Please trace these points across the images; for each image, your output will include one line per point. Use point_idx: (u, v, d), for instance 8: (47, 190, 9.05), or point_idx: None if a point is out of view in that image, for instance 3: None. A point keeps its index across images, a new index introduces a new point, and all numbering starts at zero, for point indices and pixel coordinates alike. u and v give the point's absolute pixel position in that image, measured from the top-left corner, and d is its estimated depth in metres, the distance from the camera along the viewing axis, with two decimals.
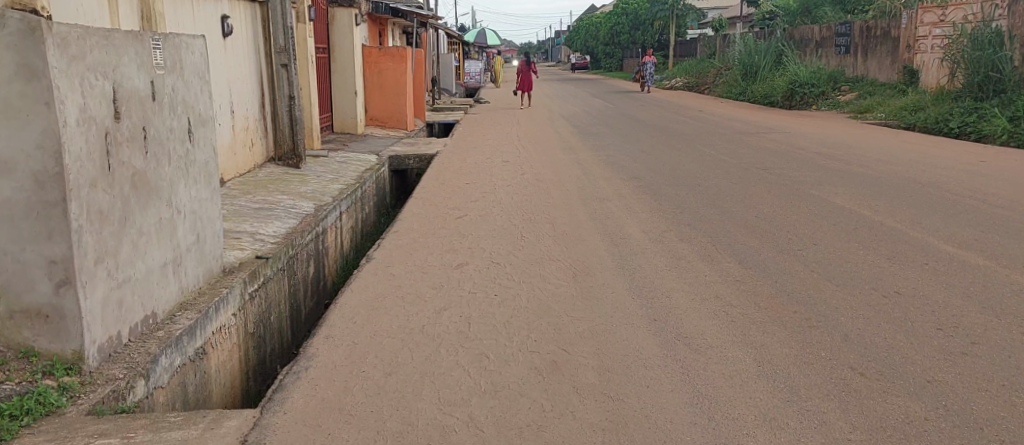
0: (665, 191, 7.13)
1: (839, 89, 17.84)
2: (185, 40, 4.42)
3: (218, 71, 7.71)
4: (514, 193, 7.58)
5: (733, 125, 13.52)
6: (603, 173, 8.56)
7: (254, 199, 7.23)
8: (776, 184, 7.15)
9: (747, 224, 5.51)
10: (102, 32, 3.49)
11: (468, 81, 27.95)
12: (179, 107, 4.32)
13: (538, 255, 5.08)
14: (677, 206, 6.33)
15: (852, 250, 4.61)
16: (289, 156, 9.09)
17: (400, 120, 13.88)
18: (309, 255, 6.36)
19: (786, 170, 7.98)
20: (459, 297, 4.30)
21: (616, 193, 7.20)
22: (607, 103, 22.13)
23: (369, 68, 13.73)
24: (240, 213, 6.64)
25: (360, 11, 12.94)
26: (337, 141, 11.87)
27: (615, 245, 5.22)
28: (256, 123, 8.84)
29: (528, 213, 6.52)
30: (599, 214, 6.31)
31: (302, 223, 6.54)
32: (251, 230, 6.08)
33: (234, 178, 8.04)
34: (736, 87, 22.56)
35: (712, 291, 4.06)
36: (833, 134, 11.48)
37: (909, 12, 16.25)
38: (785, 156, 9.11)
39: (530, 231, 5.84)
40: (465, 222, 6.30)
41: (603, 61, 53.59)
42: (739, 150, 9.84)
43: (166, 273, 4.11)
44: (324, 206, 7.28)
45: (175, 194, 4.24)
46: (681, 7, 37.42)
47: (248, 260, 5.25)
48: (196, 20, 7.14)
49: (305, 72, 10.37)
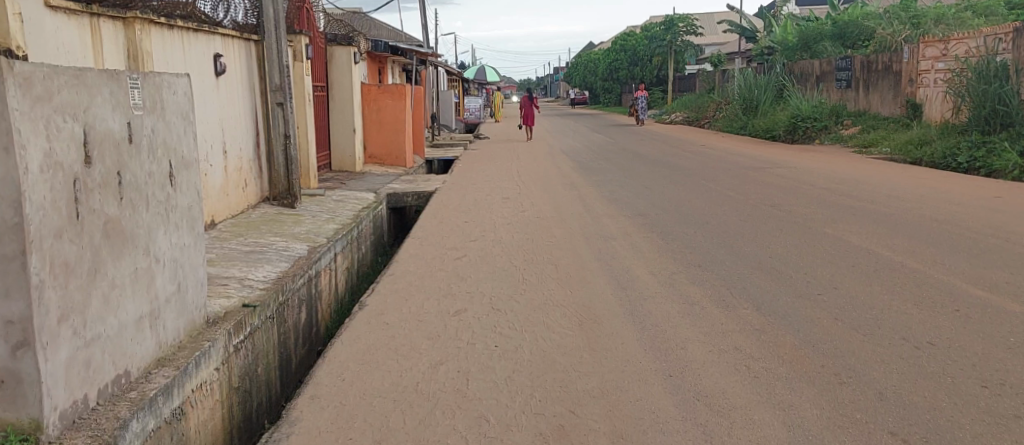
0: (672, 229, 6.87)
1: (841, 123, 17.69)
2: (167, 79, 4.21)
3: (210, 111, 7.51)
4: (514, 232, 7.32)
5: (736, 159, 13.33)
6: (607, 210, 8.30)
7: (245, 242, 6.96)
8: (786, 222, 6.89)
9: (761, 265, 5.23)
10: (71, 71, 3.26)
11: (468, 117, 27.87)
12: (159, 149, 4.08)
13: (541, 300, 4.79)
14: (686, 245, 6.07)
15: (876, 295, 4.32)
16: (284, 195, 8.88)
17: (399, 157, 13.68)
18: (300, 301, 6.08)
19: (797, 207, 7.72)
20: (457, 348, 4.00)
21: (620, 231, 6.94)
22: (607, 138, 21.98)
23: (367, 105, 13.58)
24: (229, 257, 6.36)
25: (359, 49, 12.80)
26: (333, 180, 11.62)
27: (623, 288, 4.94)
28: (250, 163, 8.61)
29: (530, 254, 6.25)
30: (604, 254, 6.04)
31: (294, 266, 6.26)
32: (239, 276, 5.80)
33: (225, 219, 7.79)
34: (737, 121, 22.46)
35: (730, 341, 3.76)
36: (840, 168, 11.26)
37: (911, 46, 16.19)
38: (793, 192, 8.86)
39: (532, 273, 5.57)
40: (463, 264, 6.03)
41: (602, 96, 53.80)
42: (745, 186, 9.60)
43: (142, 327, 3.83)
44: (318, 247, 7.01)
45: (154, 242, 3.99)
46: (680, 44, 38.01)
47: (234, 309, 4.96)
48: (186, 59, 6.96)
49: (302, 111, 10.18)
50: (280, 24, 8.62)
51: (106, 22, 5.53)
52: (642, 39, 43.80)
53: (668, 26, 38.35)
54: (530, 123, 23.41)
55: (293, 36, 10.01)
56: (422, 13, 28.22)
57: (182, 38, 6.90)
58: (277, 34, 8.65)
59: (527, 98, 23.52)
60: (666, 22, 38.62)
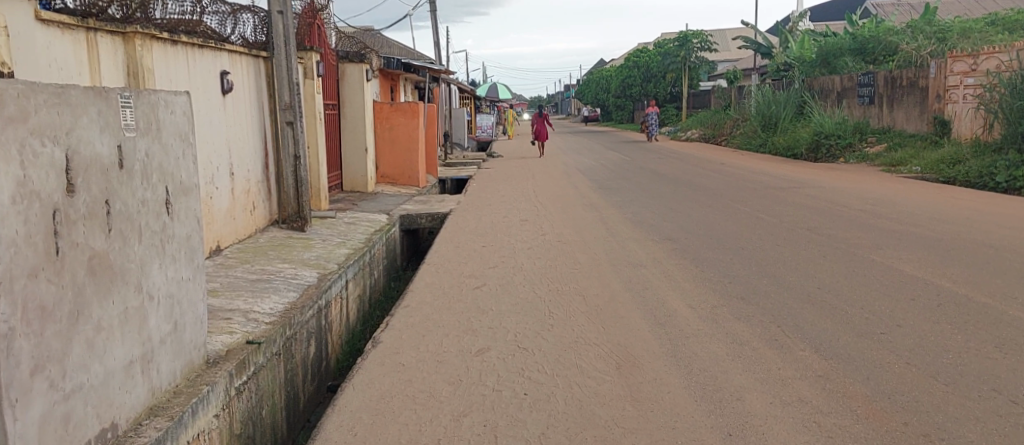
0: (705, 255, 6.44)
1: (865, 141, 17.23)
2: (166, 98, 3.87)
3: (217, 130, 7.16)
4: (536, 257, 6.91)
5: (760, 178, 12.88)
6: (632, 233, 7.87)
7: (251, 269, 6.57)
8: (827, 248, 6.44)
9: (809, 298, 4.80)
10: (53, 89, 2.92)
11: (480, 135, 27.55)
12: (154, 174, 3.73)
13: (571, 338, 4.36)
14: (724, 275, 5.63)
15: (948, 335, 3.88)
16: (293, 218, 8.53)
17: (412, 177, 13.32)
18: (309, 334, 5.67)
19: (836, 231, 7.27)
20: (482, 396, 3.58)
21: (649, 258, 6.51)
22: (624, 155, 21.57)
23: (379, 124, 13.25)
24: (234, 287, 5.96)
25: (371, 66, 12.46)
26: (345, 201, 11.25)
27: (661, 325, 4.51)
28: (259, 185, 8.25)
29: (554, 283, 5.83)
30: (635, 283, 5.61)
31: (303, 297, 5.86)
32: (245, 308, 5.40)
33: (232, 244, 7.41)
34: (756, 139, 22.03)
35: (791, 392, 3.33)
36: (872, 188, 10.79)
37: (938, 61, 15.75)
38: (828, 214, 8.40)
39: (559, 305, 5.14)
40: (483, 294, 5.62)
41: (615, 113, 53.42)
42: (775, 207, 9.16)
43: (132, 373, 3.45)
44: (328, 274, 6.62)
45: (147, 277, 3.62)
46: (693, 60, 38.00)
47: (237, 347, 4.56)
48: (191, 76, 6.62)
49: (312, 130, 9.83)
50: (290, 41, 8.29)
51: (103, 37, 5.21)
52: (654, 56, 43.48)
53: (680, 43, 38.02)
54: (541, 137, 23.07)
55: (304, 54, 9.67)
56: (434, 33, 28.09)
57: (187, 54, 6.57)
58: (287, 51, 8.32)
59: (539, 116, 23.25)
60: (679, 39, 38.29)
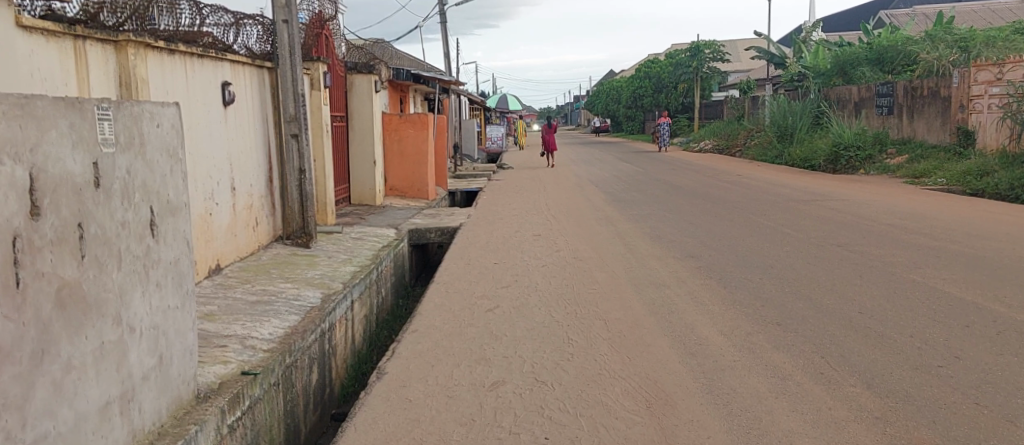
0: (732, 274, 6.06)
1: (885, 152, 16.82)
2: (151, 109, 3.55)
3: (217, 143, 6.85)
4: (551, 276, 6.55)
5: (780, 191, 12.49)
6: (652, 250, 7.49)
7: (251, 290, 6.23)
8: (863, 267, 6.05)
9: (851, 324, 4.41)
10: (14, 99, 2.60)
11: (490, 146, 27.25)
12: (137, 193, 3.40)
13: (594, 370, 3.99)
14: (755, 297, 5.24)
15: (1015, 370, 3.50)
16: (298, 234, 8.21)
17: (421, 189, 12.99)
18: (311, 360, 5.32)
19: (868, 248, 6.89)
20: (498, 440, 3.20)
21: (672, 276, 6.13)
22: (636, 166, 21.19)
23: (388, 135, 12.93)
24: (232, 310, 5.61)
25: (380, 77, 12.16)
26: (352, 215, 10.92)
27: (691, 354, 4.13)
28: (261, 200, 7.92)
29: (572, 304, 5.45)
30: (660, 305, 5.24)
31: (305, 320, 5.50)
32: (241, 333, 5.05)
33: (233, 262, 7.08)
34: (772, 151, 21.63)
35: (848, 438, 2.94)
36: (899, 201, 10.38)
37: (961, 70, 15.33)
38: (858, 229, 7.99)
39: (578, 330, 4.77)
40: (497, 317, 5.26)
41: (626, 124, 53.07)
42: (800, 222, 8.78)
43: (109, 415, 3.11)
44: (332, 295, 6.27)
45: (128, 306, 3.29)
46: (706, 71, 37.73)
47: (231, 379, 4.22)
48: (189, 87, 6.31)
49: (318, 143, 9.51)
50: (295, 50, 7.99)
51: (93, 46, 4.92)
52: (666, 67, 43.12)
53: (692, 53, 37.79)
54: (552, 148, 23.02)
55: (310, 64, 9.36)
56: (444, 44, 27.86)
57: (185, 64, 6.26)
58: (292, 60, 8.02)
59: (546, 125, 23.15)
60: (691, 50, 37.93)
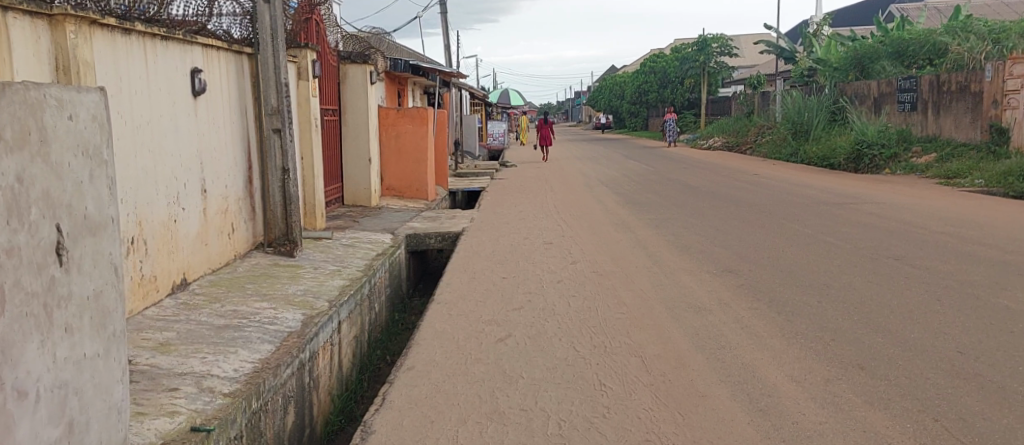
0: (783, 295, 5.19)
1: (910, 151, 15.99)
2: (58, 94, 2.63)
3: (184, 138, 5.95)
4: (570, 294, 5.68)
5: (805, 192, 11.65)
6: (681, 263, 6.59)
7: (221, 310, 5.35)
8: (935, 286, 5.20)
9: (953, 369, 3.54)
10: None
11: (492, 143, 26.35)
12: (36, 207, 2.47)
13: (641, 434, 3.10)
14: (820, 327, 4.37)
15: None
16: (280, 241, 7.34)
17: (421, 189, 12.10)
18: (286, 400, 4.44)
19: (931, 261, 6.03)
20: None
21: (712, 297, 5.25)
22: (645, 164, 20.30)
23: (385, 132, 12.04)
24: (193, 338, 4.71)
25: (375, 67, 11.27)
26: (345, 217, 10.04)
27: (762, 411, 3.24)
28: (239, 202, 7.03)
29: (598, 333, 4.57)
30: (706, 337, 4.35)
31: (280, 351, 4.62)
32: (197, 371, 4.15)
33: (203, 275, 6.18)
34: (785, 149, 20.78)
35: None
36: (941, 205, 9.54)
37: (994, 64, 14.47)
38: (911, 239, 7.10)
39: (611, 370, 3.89)
40: (509, 351, 4.37)
41: (629, 120, 52.15)
42: (841, 229, 7.92)
43: None
44: (316, 316, 5.40)
45: (20, 358, 2.36)
46: (713, 65, 36.82)
47: (176, 437, 3.33)
48: (150, 73, 5.40)
49: (306, 138, 8.60)
50: (278, 36, 7.11)
51: (17, 19, 4.01)
52: (671, 61, 42.17)
53: (699, 48, 36.93)
54: (547, 143, 23.62)
55: (297, 51, 8.45)
56: (444, 36, 26.86)
57: (145, 46, 5.35)
58: (274, 46, 7.14)
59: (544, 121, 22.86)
60: (698, 43, 36.97)
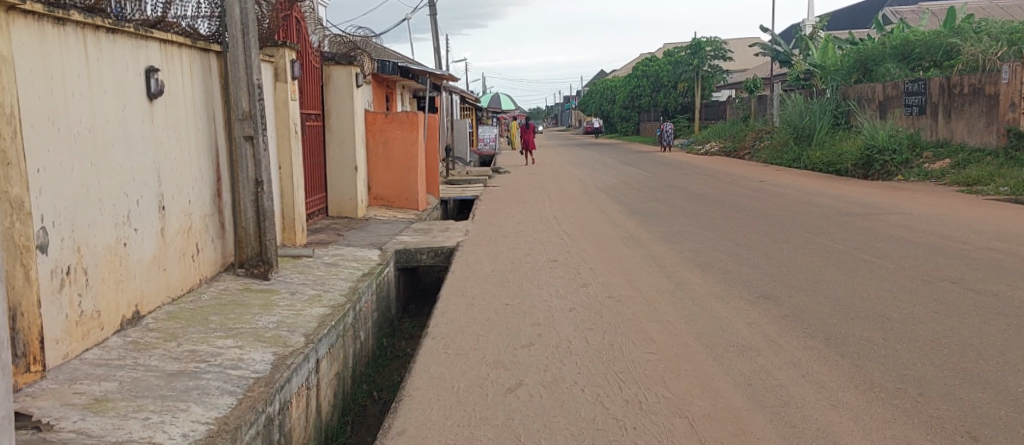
0: (840, 330, 4.42)
1: (921, 156, 15.38)
2: None
3: (137, 148, 5.13)
4: (586, 326, 4.89)
5: (819, 201, 10.94)
6: (707, 286, 5.82)
7: (177, 351, 4.52)
8: (1012, 318, 4.47)
9: None
10: None
11: (482, 148, 25.55)
12: None
13: None
14: (902, 377, 3.58)
15: None
16: (253, 261, 6.55)
17: (410, 199, 11.30)
18: None
19: (993, 285, 5.32)
20: None
21: (755, 333, 4.47)
22: (643, 170, 19.55)
23: (372, 139, 11.19)
24: (137, 391, 3.87)
25: (362, 68, 10.42)
26: (328, 231, 9.22)
27: None
28: (206, 219, 6.23)
29: (628, 382, 3.78)
30: (762, 389, 3.56)
31: (242, 406, 3.79)
32: (135, 440, 3.31)
33: (160, 307, 5.35)
34: (786, 155, 20.12)
35: None
36: (972, 215, 8.87)
37: (1011, 65, 13.93)
38: (957, 257, 6.39)
39: (655, 439, 3.09)
40: (523, 407, 3.57)
41: (621, 124, 51.53)
42: (874, 244, 7.19)
43: None
44: (290, 355, 4.58)
45: None
46: (707, 69, 36.10)
47: None
48: (91, 71, 4.56)
49: (284, 144, 7.75)
50: (249, 31, 6.30)
51: None
52: (664, 65, 41.50)
53: (692, 51, 36.11)
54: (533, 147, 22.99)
55: (274, 50, 7.59)
56: (433, 41, 26.05)
57: (86, 40, 4.52)
58: (245, 42, 6.33)
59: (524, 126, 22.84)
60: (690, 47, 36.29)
